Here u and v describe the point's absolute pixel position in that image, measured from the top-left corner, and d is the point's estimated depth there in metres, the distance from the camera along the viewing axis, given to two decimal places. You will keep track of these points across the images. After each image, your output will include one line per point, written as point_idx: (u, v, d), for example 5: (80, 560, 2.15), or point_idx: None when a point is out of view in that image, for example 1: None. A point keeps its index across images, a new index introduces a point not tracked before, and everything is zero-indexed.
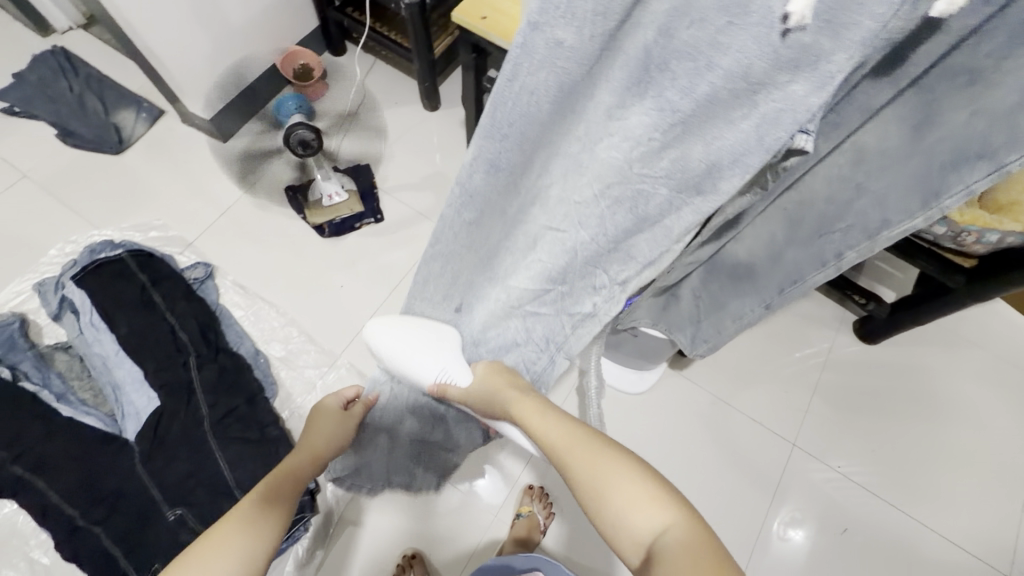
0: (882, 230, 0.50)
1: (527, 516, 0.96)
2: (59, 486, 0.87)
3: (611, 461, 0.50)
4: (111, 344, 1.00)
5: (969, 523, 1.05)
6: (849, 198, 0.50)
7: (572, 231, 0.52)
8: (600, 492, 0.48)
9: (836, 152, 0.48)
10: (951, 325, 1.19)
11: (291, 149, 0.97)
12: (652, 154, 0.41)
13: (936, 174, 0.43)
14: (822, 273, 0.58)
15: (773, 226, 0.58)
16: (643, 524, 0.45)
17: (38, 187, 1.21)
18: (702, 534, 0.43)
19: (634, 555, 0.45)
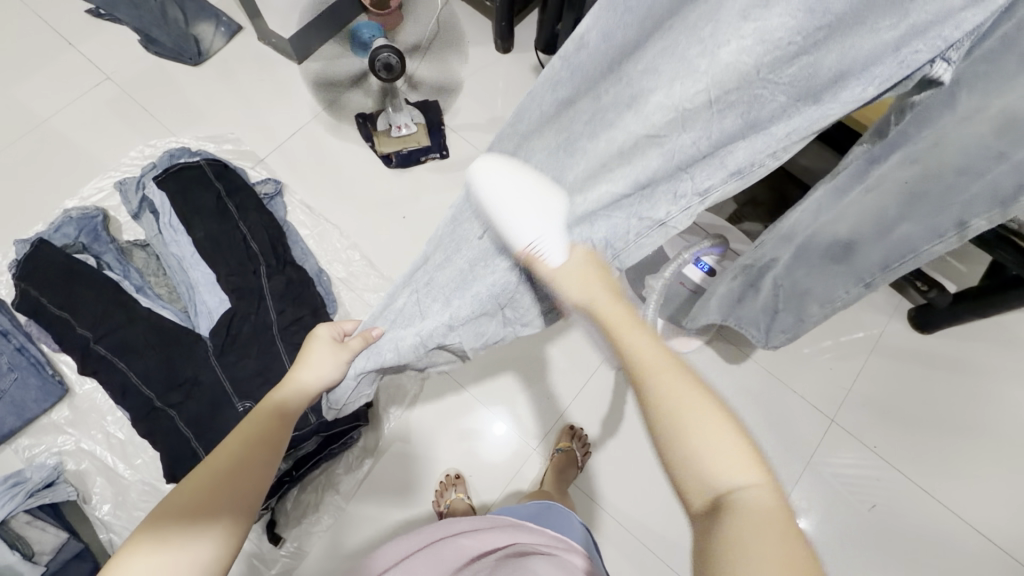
0: (1017, 197, 0.48)
1: (565, 451, 1.00)
2: (139, 368, 0.93)
3: (704, 403, 0.40)
4: (187, 246, 1.04)
5: (999, 516, 1.06)
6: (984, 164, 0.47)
7: (672, 134, 0.38)
8: (685, 431, 0.39)
9: (969, 119, 0.45)
10: (1010, 324, 1.17)
11: (376, 72, 0.98)
12: (787, 58, 0.35)
13: None
14: (940, 244, 0.58)
15: (886, 203, 0.56)
16: (723, 478, 0.38)
17: (120, 90, 1.24)
18: (788, 516, 0.36)
19: (694, 499, 0.38)
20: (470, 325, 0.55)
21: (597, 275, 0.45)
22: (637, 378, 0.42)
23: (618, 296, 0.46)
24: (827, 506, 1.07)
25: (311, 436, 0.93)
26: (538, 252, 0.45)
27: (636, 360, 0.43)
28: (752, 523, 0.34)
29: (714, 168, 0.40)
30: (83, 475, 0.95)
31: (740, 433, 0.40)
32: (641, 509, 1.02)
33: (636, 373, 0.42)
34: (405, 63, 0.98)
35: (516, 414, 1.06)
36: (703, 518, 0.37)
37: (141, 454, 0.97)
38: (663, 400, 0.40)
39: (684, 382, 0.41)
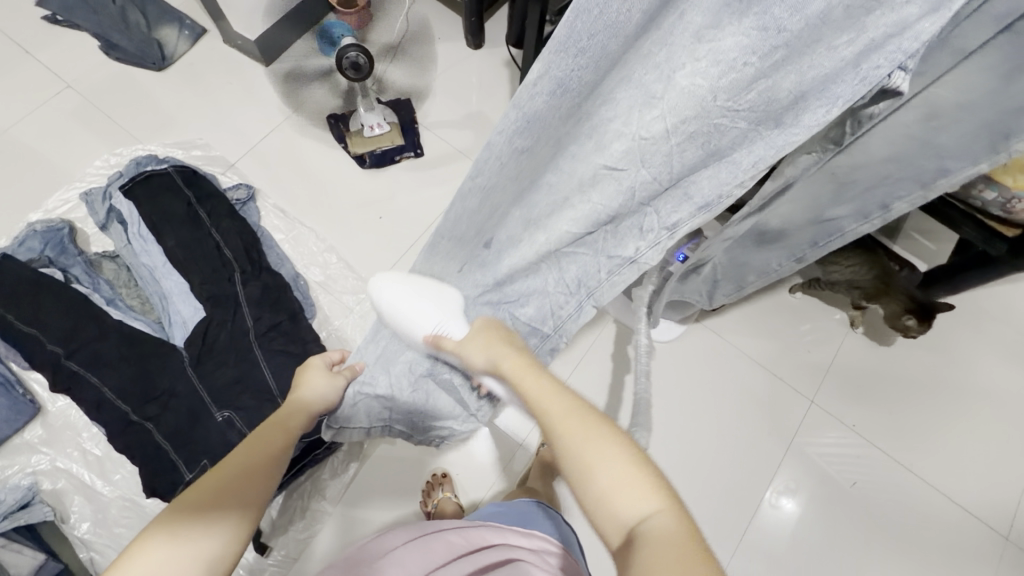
0: (939, 178, 0.51)
1: (552, 444, 1.01)
2: (112, 382, 0.91)
3: (609, 442, 0.45)
4: (159, 256, 1.02)
5: (975, 487, 1.09)
6: (909, 151, 0.50)
7: (631, 171, 0.45)
8: (588, 468, 0.44)
9: (905, 107, 0.47)
10: (979, 300, 1.20)
11: (342, 72, 0.96)
12: (739, 87, 0.38)
13: (1009, 119, 0.42)
14: (865, 224, 0.60)
15: (816, 190, 0.58)
16: (630, 507, 0.41)
17: (82, 99, 1.21)
18: (691, 531, 0.39)
19: (610, 532, 0.41)
20: (454, 369, 0.65)
21: (496, 334, 0.57)
22: (554, 437, 0.48)
23: (513, 344, 0.56)
24: (811, 486, 1.09)
25: (293, 443, 0.91)
26: (441, 334, 0.61)
27: (543, 412, 0.50)
28: (660, 544, 0.38)
29: (680, 197, 0.46)
30: (60, 494, 0.93)
31: (628, 447, 0.45)
32: None
33: (550, 436, 0.48)
34: (373, 63, 0.97)
35: (503, 413, 1.06)
36: (620, 552, 0.40)
37: (119, 469, 0.95)
38: (568, 450, 0.46)
39: (586, 421, 0.47)
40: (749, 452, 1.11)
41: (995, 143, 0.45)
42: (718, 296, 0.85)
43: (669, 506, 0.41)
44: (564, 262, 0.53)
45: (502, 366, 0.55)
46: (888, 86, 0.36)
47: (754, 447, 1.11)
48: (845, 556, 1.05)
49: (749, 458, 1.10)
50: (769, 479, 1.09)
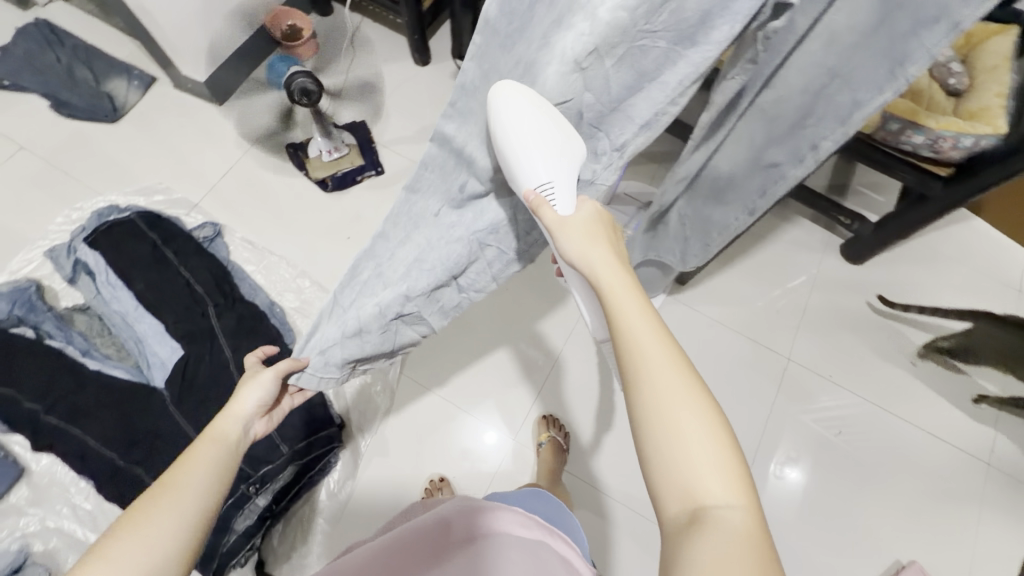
0: (854, 112, 0.58)
1: (549, 441, 1.01)
2: (96, 431, 0.90)
3: (715, 439, 0.41)
4: (129, 300, 1.03)
5: (953, 420, 1.13)
6: (825, 81, 0.57)
7: (579, 94, 0.52)
8: (677, 433, 0.41)
9: (810, 37, 0.55)
10: (931, 243, 1.27)
11: (294, 98, 0.98)
12: (654, 7, 0.45)
13: (901, 45, 0.51)
14: (802, 167, 0.67)
15: (753, 126, 0.65)
16: (711, 489, 0.40)
17: (37, 158, 1.21)
18: (764, 535, 0.39)
19: (674, 506, 0.40)
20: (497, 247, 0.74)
21: (601, 234, 0.52)
22: (638, 388, 0.43)
23: (638, 288, 0.48)
24: (799, 441, 1.12)
25: (286, 466, 0.91)
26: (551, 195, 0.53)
27: (637, 351, 0.44)
28: (729, 543, 0.37)
29: (620, 111, 0.54)
30: (53, 554, 0.91)
31: (723, 438, 0.42)
32: (627, 479, 1.04)
33: (624, 356, 0.45)
34: (322, 87, 0.99)
35: (496, 419, 1.07)
36: (678, 523, 0.40)
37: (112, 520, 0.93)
38: (654, 405, 0.42)
39: (687, 388, 0.43)
40: (737, 418, 1.13)
41: (893, 67, 0.53)
42: (691, 254, 0.88)
43: (746, 508, 0.39)
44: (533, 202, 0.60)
45: (608, 278, 0.48)
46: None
47: (741, 411, 1.14)
48: (840, 505, 1.08)
49: (736, 423, 1.13)
50: (759, 441, 1.12)
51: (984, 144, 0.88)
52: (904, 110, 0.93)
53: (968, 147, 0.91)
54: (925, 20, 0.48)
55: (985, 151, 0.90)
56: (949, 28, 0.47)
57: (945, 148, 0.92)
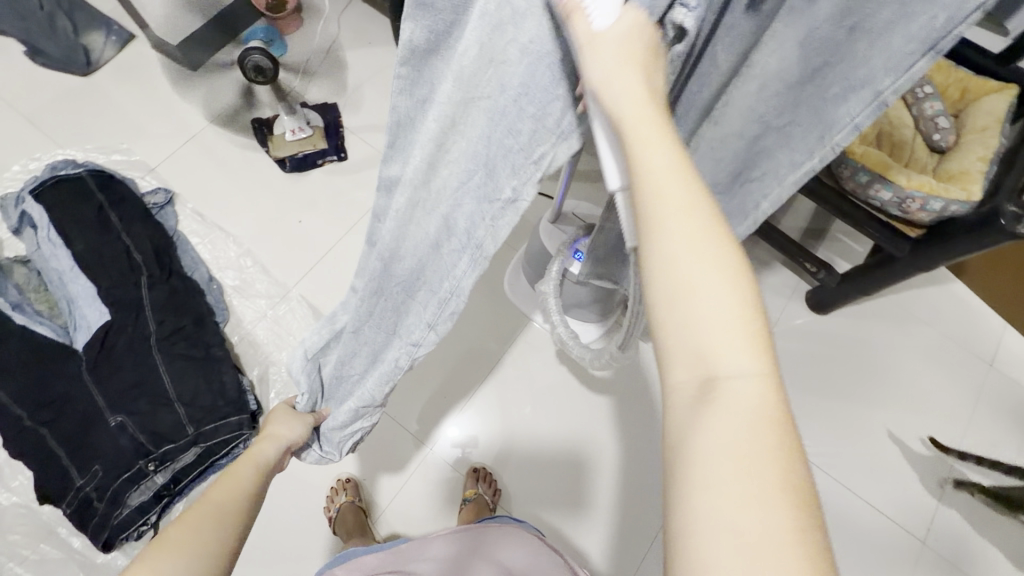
0: (789, 172, 0.54)
1: (474, 499, 0.98)
2: (8, 387, 0.89)
3: (735, 290, 0.29)
4: (66, 259, 1.01)
5: (893, 490, 1.08)
6: (758, 134, 0.51)
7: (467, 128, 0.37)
8: (686, 296, 0.28)
9: (741, 79, 0.46)
10: (903, 302, 1.21)
11: (245, 73, 0.97)
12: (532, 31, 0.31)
13: (826, 107, 0.46)
14: (744, 226, 0.62)
15: (700, 171, 0.58)
16: (727, 362, 0.28)
17: (5, 103, 1.20)
18: (786, 423, 0.27)
19: (682, 374, 0.28)
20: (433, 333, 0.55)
21: (640, 52, 0.30)
22: (641, 202, 0.30)
23: (644, 80, 0.31)
24: None
25: (188, 448, 0.90)
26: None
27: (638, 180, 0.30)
28: (742, 425, 0.27)
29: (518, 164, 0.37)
30: None
31: (745, 292, 0.29)
32: (537, 501, 1.04)
33: (620, 132, 0.30)
34: (277, 67, 0.97)
35: (467, 415, 1.08)
36: (685, 397, 0.28)
37: (17, 476, 0.94)
38: (668, 263, 0.29)
39: (701, 234, 0.29)
40: None
41: (821, 133, 0.48)
42: None
43: (772, 394, 0.28)
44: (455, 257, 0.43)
45: (629, 119, 0.30)
46: (673, 22, 0.30)
47: None
48: None
49: None
50: None
51: (954, 210, 0.82)
52: (875, 162, 0.88)
53: (938, 211, 0.85)
54: (851, 84, 0.43)
55: (957, 216, 0.83)
56: (872, 94, 0.43)
57: (913, 209, 0.86)
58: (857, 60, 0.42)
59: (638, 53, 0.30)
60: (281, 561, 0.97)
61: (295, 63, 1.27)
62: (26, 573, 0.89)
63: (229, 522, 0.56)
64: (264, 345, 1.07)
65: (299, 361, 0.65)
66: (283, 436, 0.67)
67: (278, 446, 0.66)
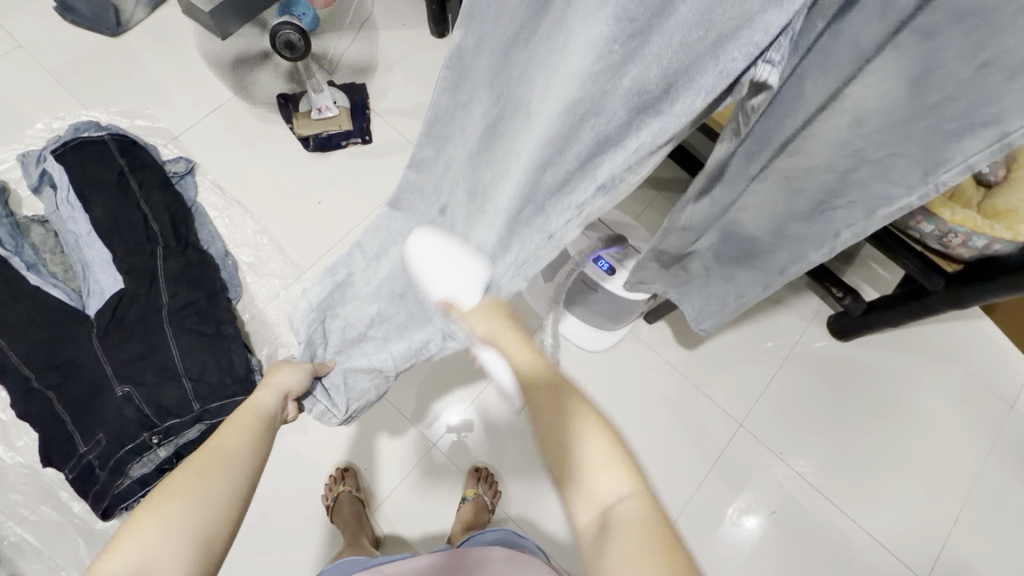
0: (881, 207, 0.50)
1: (473, 499, 0.97)
2: (19, 347, 0.89)
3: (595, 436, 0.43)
4: (84, 223, 1.00)
5: (900, 526, 1.06)
6: (850, 167, 0.49)
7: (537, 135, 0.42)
8: (571, 454, 0.43)
9: (829, 110, 0.44)
10: (929, 335, 1.18)
11: (278, 51, 0.94)
12: (610, 72, 0.34)
13: (942, 144, 0.41)
14: (820, 251, 0.61)
15: (776, 197, 0.57)
16: (605, 489, 0.41)
17: (32, 60, 1.19)
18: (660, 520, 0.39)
19: (583, 518, 0.42)
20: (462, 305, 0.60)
21: (501, 314, 0.55)
22: (537, 399, 0.47)
23: (512, 323, 0.54)
24: (768, 495, 1.07)
25: (193, 425, 0.89)
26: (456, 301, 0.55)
27: (527, 390, 0.49)
28: (631, 537, 0.37)
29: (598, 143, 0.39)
30: None
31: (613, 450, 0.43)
32: (537, 506, 1.03)
33: (500, 340, 0.53)
34: (310, 42, 0.95)
35: (469, 403, 1.07)
36: (589, 535, 0.40)
37: (23, 436, 0.94)
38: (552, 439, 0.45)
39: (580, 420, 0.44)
40: (673, 474, 1.07)
41: (926, 170, 0.44)
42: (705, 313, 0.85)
43: (647, 504, 0.40)
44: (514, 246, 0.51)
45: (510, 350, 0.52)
46: (755, 78, 0.32)
47: (676, 465, 1.08)
48: None
49: (671, 478, 1.07)
50: (688, 500, 1.06)
51: (998, 248, 0.78)
52: None
53: (980, 248, 0.80)
54: (973, 120, 0.38)
55: (1001, 254, 0.79)
56: (997, 134, 0.38)
57: (954, 245, 0.81)
58: (987, 95, 0.36)
59: (497, 312, 0.55)
60: (276, 544, 0.97)
61: (326, 41, 1.24)
62: (26, 533, 0.90)
63: (247, 462, 0.54)
64: (275, 325, 1.06)
65: (305, 315, 0.66)
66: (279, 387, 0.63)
67: (277, 394, 0.63)
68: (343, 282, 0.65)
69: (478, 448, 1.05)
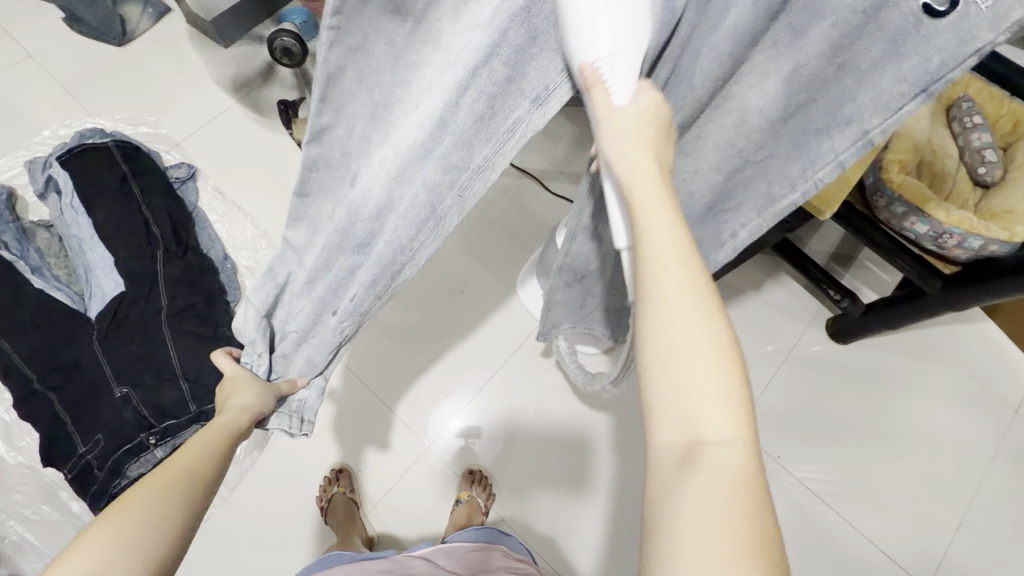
0: (769, 205, 0.52)
1: (467, 501, 0.97)
2: (21, 348, 0.91)
3: (723, 366, 0.33)
4: (87, 228, 1.02)
5: (901, 533, 1.04)
6: (736, 167, 0.51)
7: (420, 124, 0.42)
8: (683, 359, 0.33)
9: (722, 109, 0.47)
10: (930, 338, 1.16)
11: (276, 59, 0.96)
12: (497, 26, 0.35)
13: (810, 140, 0.44)
14: (720, 255, 0.61)
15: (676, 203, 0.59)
16: (710, 425, 0.32)
17: (40, 69, 1.22)
18: (762, 483, 0.31)
19: (670, 438, 0.32)
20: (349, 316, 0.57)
21: (659, 125, 0.40)
22: (643, 257, 0.35)
23: (658, 156, 0.39)
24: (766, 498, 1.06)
25: (190, 425, 0.90)
26: None
27: (623, 187, 0.38)
28: (711, 489, 0.30)
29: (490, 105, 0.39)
30: None
31: (737, 375, 0.33)
32: (532, 508, 1.03)
33: (631, 194, 0.37)
34: (306, 48, 0.96)
35: (466, 405, 1.07)
36: (668, 462, 0.32)
37: (24, 436, 0.95)
38: (668, 338, 0.33)
39: (705, 323, 0.34)
40: None
41: (803, 167, 0.46)
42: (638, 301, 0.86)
43: (748, 453, 0.32)
44: (389, 250, 0.50)
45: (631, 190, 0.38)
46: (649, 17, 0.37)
47: None
48: None
49: None
50: None
51: (994, 250, 0.76)
52: (913, 194, 0.77)
53: (976, 249, 0.78)
54: (836, 120, 0.41)
55: (997, 256, 0.78)
56: (859, 132, 0.40)
57: (950, 245, 0.80)
58: (842, 94, 0.39)
59: (653, 134, 0.40)
60: (272, 546, 0.97)
61: None
62: (27, 532, 0.91)
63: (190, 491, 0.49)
64: None
65: (251, 319, 0.58)
66: (244, 406, 0.59)
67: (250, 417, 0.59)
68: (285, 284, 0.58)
69: (473, 451, 1.05)
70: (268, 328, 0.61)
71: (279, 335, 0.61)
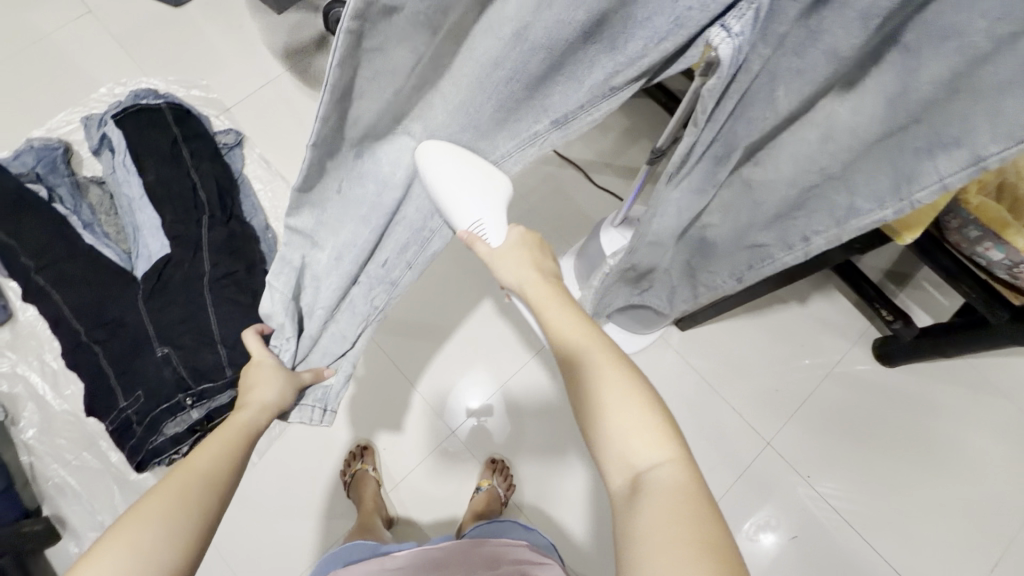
0: (850, 218, 0.50)
1: (487, 490, 0.97)
2: (72, 301, 0.94)
3: (632, 399, 0.45)
4: (138, 188, 1.04)
5: (931, 568, 1.00)
6: (814, 183, 0.50)
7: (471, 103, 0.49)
8: (608, 411, 0.45)
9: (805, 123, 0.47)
10: (983, 369, 1.10)
11: (330, 29, 0.95)
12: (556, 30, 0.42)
13: (912, 161, 0.43)
14: (790, 255, 0.59)
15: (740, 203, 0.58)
16: (641, 454, 0.43)
17: (100, 26, 1.24)
18: (697, 486, 0.40)
19: (618, 477, 0.43)
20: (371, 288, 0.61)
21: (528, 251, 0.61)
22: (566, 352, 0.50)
23: (537, 267, 0.60)
24: (791, 516, 1.03)
25: (226, 390, 0.91)
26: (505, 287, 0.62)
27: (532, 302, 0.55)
28: (661, 504, 0.39)
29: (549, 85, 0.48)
30: (14, 398, 0.98)
31: (649, 408, 0.45)
32: (550, 501, 1.02)
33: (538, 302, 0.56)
34: None
35: (491, 392, 1.07)
36: (621, 494, 0.42)
37: (70, 385, 0.99)
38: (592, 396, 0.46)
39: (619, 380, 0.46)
40: None
41: (898, 181, 0.45)
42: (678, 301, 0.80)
43: (679, 469, 0.42)
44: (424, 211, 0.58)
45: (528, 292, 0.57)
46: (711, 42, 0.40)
47: None
48: None
49: None
50: None
51: None
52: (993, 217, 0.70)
53: None
54: (945, 139, 0.40)
55: None
56: (970, 156, 0.39)
57: None
58: (956, 115, 0.38)
59: (528, 250, 0.62)
60: (295, 513, 1.00)
61: None
62: (68, 476, 0.95)
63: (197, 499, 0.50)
64: None
65: (279, 302, 0.59)
66: (264, 402, 0.60)
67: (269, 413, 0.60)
68: (306, 266, 0.58)
69: (496, 440, 1.05)
70: (296, 311, 0.60)
71: (309, 316, 0.61)
